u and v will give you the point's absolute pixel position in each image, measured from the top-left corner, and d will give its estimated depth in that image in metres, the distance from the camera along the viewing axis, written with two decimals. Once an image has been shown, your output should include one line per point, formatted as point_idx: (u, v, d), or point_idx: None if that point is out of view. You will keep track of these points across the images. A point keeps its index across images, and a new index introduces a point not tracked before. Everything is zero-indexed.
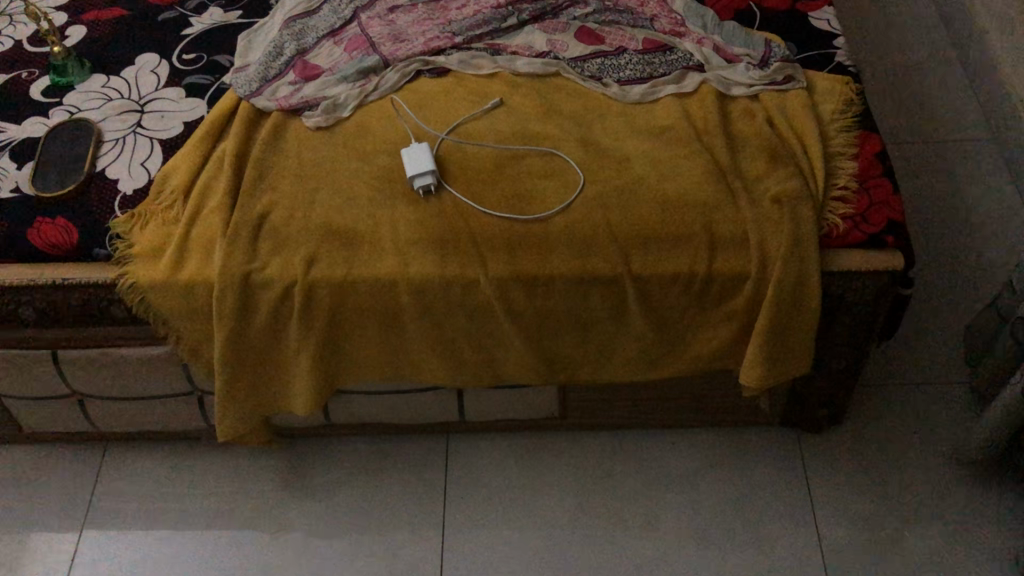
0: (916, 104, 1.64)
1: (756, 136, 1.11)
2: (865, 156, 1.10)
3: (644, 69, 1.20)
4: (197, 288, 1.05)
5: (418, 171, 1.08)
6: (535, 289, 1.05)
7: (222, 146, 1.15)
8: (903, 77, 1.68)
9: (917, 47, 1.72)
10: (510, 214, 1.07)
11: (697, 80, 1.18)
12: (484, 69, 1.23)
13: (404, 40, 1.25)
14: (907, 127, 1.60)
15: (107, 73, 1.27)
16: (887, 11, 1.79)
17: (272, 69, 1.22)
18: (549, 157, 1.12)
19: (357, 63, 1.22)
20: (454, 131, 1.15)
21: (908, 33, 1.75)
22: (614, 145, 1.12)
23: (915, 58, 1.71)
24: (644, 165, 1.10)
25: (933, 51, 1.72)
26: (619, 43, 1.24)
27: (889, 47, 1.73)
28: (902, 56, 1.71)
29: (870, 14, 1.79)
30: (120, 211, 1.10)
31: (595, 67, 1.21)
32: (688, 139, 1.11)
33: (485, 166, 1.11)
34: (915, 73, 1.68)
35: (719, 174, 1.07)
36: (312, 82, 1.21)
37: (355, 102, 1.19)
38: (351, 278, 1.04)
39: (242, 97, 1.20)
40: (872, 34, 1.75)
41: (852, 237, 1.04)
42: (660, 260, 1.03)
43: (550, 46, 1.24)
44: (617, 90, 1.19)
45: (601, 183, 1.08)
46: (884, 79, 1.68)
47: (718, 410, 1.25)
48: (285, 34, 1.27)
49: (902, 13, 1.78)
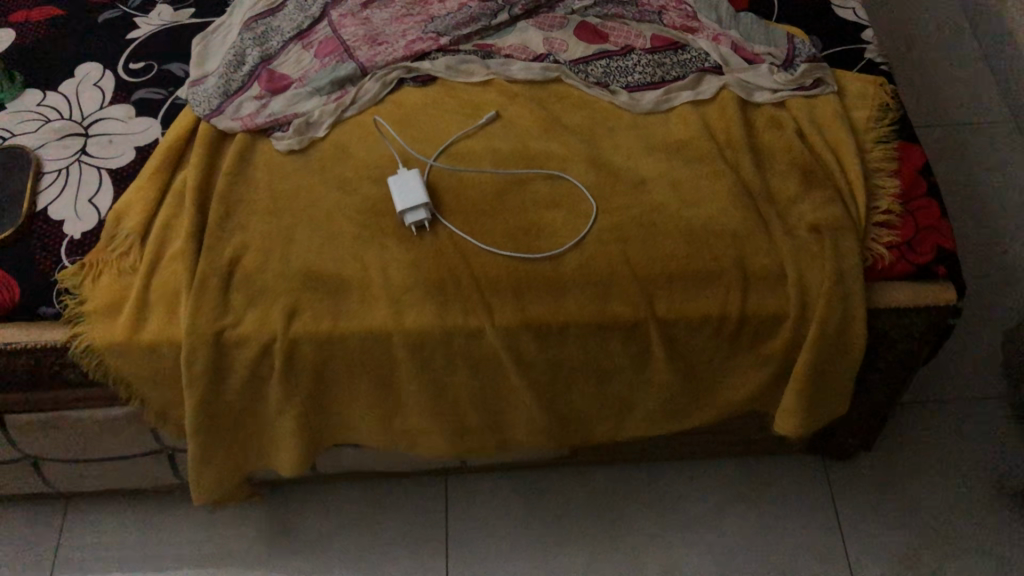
0: (933, 90, 1.54)
1: (787, 151, 1.00)
2: (907, 172, 0.98)
3: (655, 73, 1.07)
4: (162, 349, 0.92)
5: (409, 206, 0.95)
6: (547, 337, 0.93)
7: (182, 175, 1.01)
8: (920, 61, 1.58)
9: (932, 27, 1.62)
10: (516, 251, 0.95)
11: (715, 84, 1.05)
12: (475, 76, 1.08)
13: (383, 43, 1.11)
14: (920, 118, 1.50)
15: (43, 87, 1.11)
16: None
17: (233, 81, 1.07)
18: (556, 181, 1.00)
19: (330, 72, 1.08)
20: (446, 152, 1.02)
21: (915, 13, 1.64)
22: (628, 166, 1.00)
23: (930, 39, 1.61)
24: (663, 190, 0.98)
25: (948, 32, 1.61)
26: (625, 41, 1.11)
27: (895, 29, 1.62)
28: (910, 38, 1.61)
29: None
30: (68, 259, 0.96)
31: (600, 70, 1.08)
32: (711, 158, 1.00)
33: (484, 194, 0.99)
34: (931, 56, 1.58)
35: (748, 199, 0.96)
36: (281, 96, 1.06)
37: (331, 119, 1.05)
38: (339, 332, 0.92)
39: (200, 116, 1.05)
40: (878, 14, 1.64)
41: (899, 268, 0.93)
42: (688, 302, 0.92)
43: (547, 47, 1.11)
44: (627, 98, 1.06)
45: (616, 213, 0.97)
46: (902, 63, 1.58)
47: (741, 443, 1.15)
48: (246, 38, 1.12)
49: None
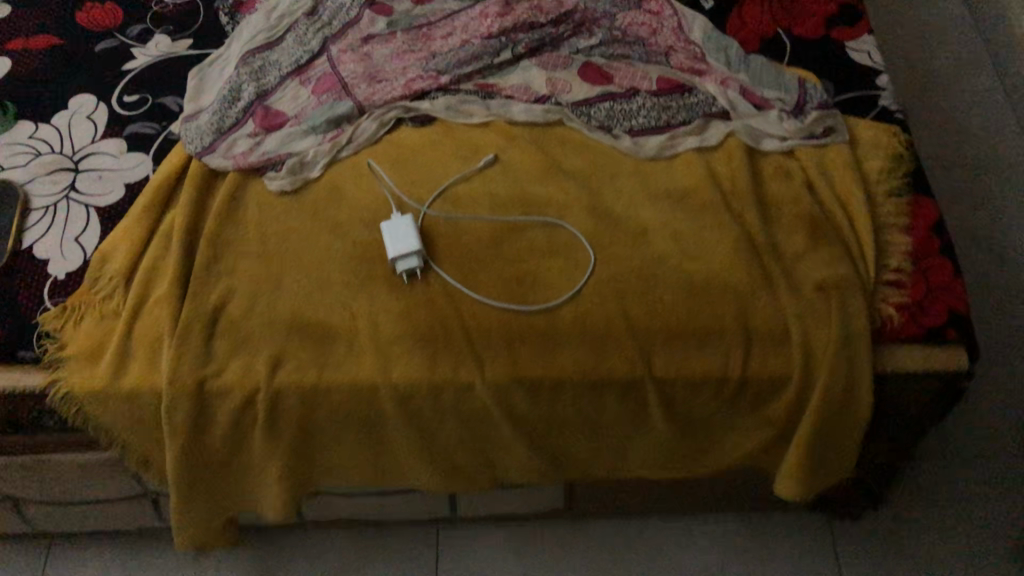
0: (955, 135, 1.50)
1: (795, 203, 0.96)
2: (920, 227, 0.94)
3: (660, 117, 1.04)
4: (142, 397, 0.89)
5: (400, 252, 0.92)
6: (540, 393, 0.89)
7: (171, 216, 0.99)
8: (942, 105, 1.54)
9: (955, 68, 1.58)
10: (510, 302, 0.91)
11: (722, 130, 1.02)
12: (475, 117, 1.05)
13: (382, 80, 1.08)
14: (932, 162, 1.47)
15: (35, 119, 1.09)
16: (928, 28, 1.64)
17: (227, 117, 1.05)
18: (554, 228, 0.96)
19: (326, 110, 1.05)
20: (442, 196, 0.99)
21: (931, 52, 1.61)
22: (629, 214, 0.97)
23: (953, 81, 1.57)
24: (665, 241, 0.94)
25: (971, 74, 1.58)
26: (630, 83, 1.08)
27: (910, 69, 1.59)
28: (932, 80, 1.57)
29: (911, 32, 1.64)
30: (50, 301, 0.93)
31: (604, 113, 1.05)
32: (715, 210, 0.96)
33: (479, 241, 0.95)
34: (953, 100, 1.55)
35: (752, 253, 0.92)
36: (275, 134, 1.04)
37: (326, 159, 1.02)
38: (324, 384, 0.89)
39: (192, 153, 1.02)
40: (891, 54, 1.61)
41: (908, 331, 0.89)
42: (687, 361, 0.88)
43: (550, 87, 1.07)
44: (630, 143, 1.02)
45: (616, 264, 0.93)
46: (924, 108, 1.54)
47: (743, 499, 1.11)
48: (242, 72, 1.09)
49: (924, 28, 1.64)
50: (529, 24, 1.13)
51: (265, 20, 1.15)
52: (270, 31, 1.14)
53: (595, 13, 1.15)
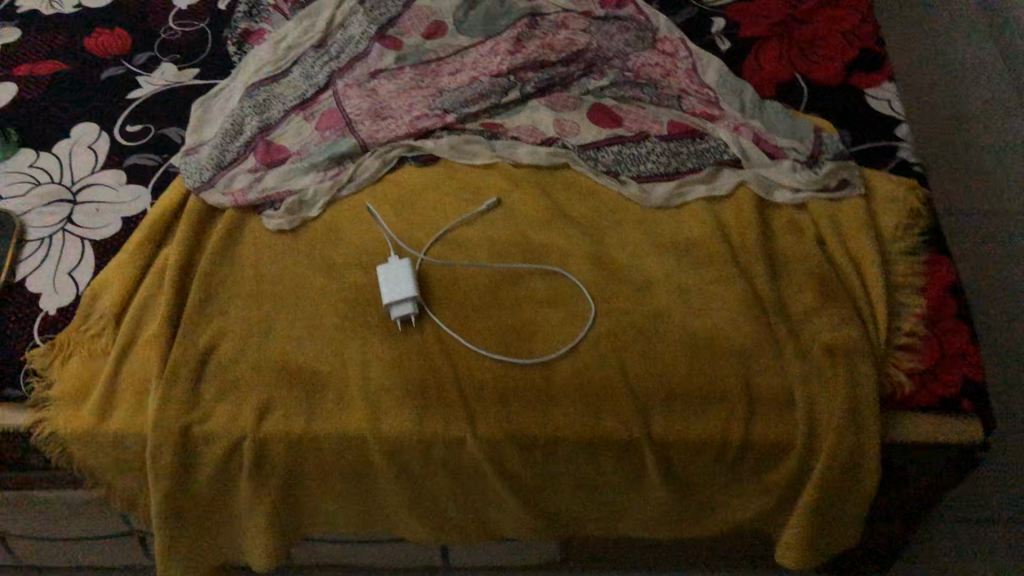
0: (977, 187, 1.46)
1: (805, 259, 0.93)
2: (935, 289, 0.91)
3: (669, 163, 1.01)
4: (127, 440, 0.87)
5: (396, 297, 0.89)
6: (533, 451, 0.86)
7: (166, 252, 0.97)
8: (965, 155, 1.50)
9: (980, 121, 1.55)
10: (505, 354, 0.88)
11: (732, 180, 0.99)
12: (479, 157, 1.03)
13: (386, 117, 1.06)
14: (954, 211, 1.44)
15: (36, 147, 1.08)
16: (955, 81, 1.61)
17: (227, 152, 1.03)
18: (554, 277, 0.93)
19: (328, 147, 1.03)
20: (442, 239, 0.97)
21: (955, 101, 1.58)
22: (634, 265, 0.94)
23: (977, 134, 1.53)
24: (669, 294, 0.91)
25: (996, 128, 1.54)
26: (640, 126, 1.05)
27: (933, 118, 1.56)
28: (955, 129, 1.54)
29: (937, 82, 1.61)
30: (39, 337, 0.92)
31: (611, 158, 1.02)
32: (723, 263, 0.93)
33: (477, 288, 0.92)
34: (977, 151, 1.51)
35: (759, 311, 0.89)
36: (276, 170, 1.02)
37: (325, 198, 1.00)
38: (311, 434, 0.86)
39: (191, 188, 1.01)
40: (914, 103, 1.58)
41: (919, 399, 0.85)
42: (686, 424, 0.85)
43: (558, 129, 1.05)
44: (637, 189, 0.99)
45: (616, 317, 0.90)
46: (946, 156, 1.50)
47: (745, 559, 1.07)
48: (246, 106, 1.08)
49: (948, 77, 1.61)
50: (539, 63, 1.11)
51: (272, 53, 1.14)
52: (276, 64, 1.13)
53: (608, 52, 1.13)
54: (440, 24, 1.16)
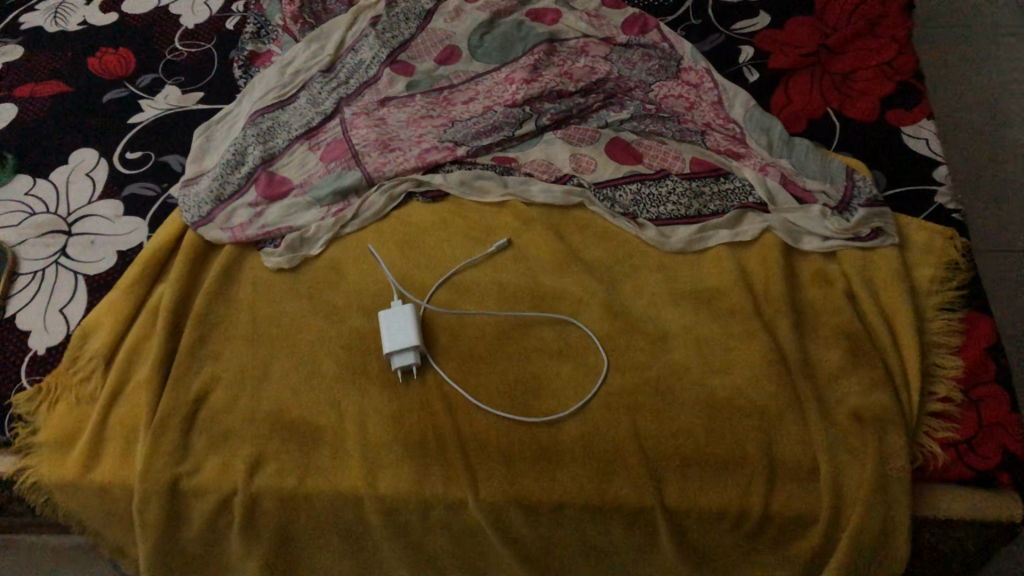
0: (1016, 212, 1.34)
1: (833, 314, 0.87)
2: (973, 349, 0.84)
3: (691, 205, 0.96)
4: (112, 493, 0.83)
5: (397, 347, 0.85)
6: (538, 517, 0.81)
7: (160, 290, 0.93)
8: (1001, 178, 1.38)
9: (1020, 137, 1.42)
10: (510, 411, 0.83)
11: (757, 226, 0.93)
12: (490, 194, 0.98)
13: (393, 149, 1.02)
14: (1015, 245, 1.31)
15: (34, 174, 1.04)
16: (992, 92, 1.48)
17: (228, 185, 0.99)
18: (564, 327, 0.88)
19: (334, 180, 0.99)
20: (448, 282, 0.92)
21: (991, 116, 1.45)
22: (650, 315, 0.88)
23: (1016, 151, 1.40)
24: (686, 349, 0.86)
25: None
26: (661, 164, 1.00)
27: (968, 134, 1.43)
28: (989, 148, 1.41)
29: (971, 95, 1.48)
30: (27, 378, 0.88)
31: (629, 198, 0.97)
32: (745, 315, 0.87)
33: (483, 338, 0.88)
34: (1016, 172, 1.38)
35: (782, 369, 0.84)
36: (278, 205, 0.98)
37: (328, 235, 0.95)
38: (305, 491, 0.81)
39: (189, 223, 0.96)
40: (965, 114, 1.46)
41: (953, 472, 0.79)
42: (703, 493, 0.79)
43: (574, 165, 1.00)
44: (656, 233, 0.94)
45: (629, 373, 0.85)
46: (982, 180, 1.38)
47: None
48: (249, 134, 1.03)
49: (989, 87, 1.49)
50: (556, 92, 1.06)
51: (279, 77, 1.10)
52: (283, 89, 1.08)
53: (629, 82, 1.08)
54: (455, 50, 1.12)
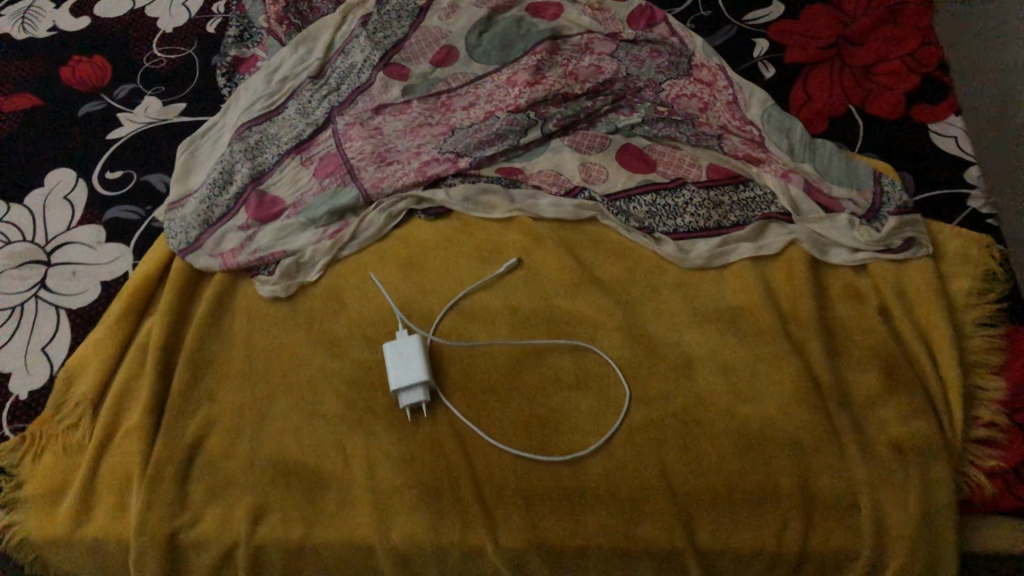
0: None
1: (867, 334, 0.82)
2: (1017, 368, 0.79)
3: (710, 217, 0.90)
4: (106, 549, 0.77)
5: (406, 383, 0.79)
6: (562, 563, 0.76)
7: (149, 324, 0.87)
8: None
9: None
10: (528, 449, 0.78)
11: (782, 239, 0.88)
12: (496, 211, 0.92)
13: (391, 162, 0.95)
14: None
15: (8, 199, 0.98)
16: None
17: (216, 207, 0.93)
18: (581, 354, 0.83)
19: (329, 199, 0.93)
20: (456, 307, 0.86)
21: None
22: (672, 339, 0.83)
23: None
24: (712, 375, 0.81)
25: None
26: (676, 172, 0.94)
27: None
28: None
29: None
30: (9, 427, 0.83)
31: (644, 210, 0.91)
32: (773, 337, 0.82)
33: (496, 370, 0.82)
34: None
35: (815, 396, 0.79)
36: (270, 227, 0.92)
37: (325, 259, 0.90)
38: (313, 542, 0.76)
39: (176, 250, 0.90)
40: None
41: (1001, 505, 0.74)
42: (736, 533, 0.75)
43: (584, 175, 0.94)
44: (674, 248, 0.88)
45: (653, 404, 0.80)
46: None
47: None
48: (236, 149, 0.97)
49: None
50: (562, 95, 1.00)
51: (265, 85, 1.03)
52: (269, 98, 1.02)
53: (638, 81, 1.02)
54: (452, 50, 1.05)
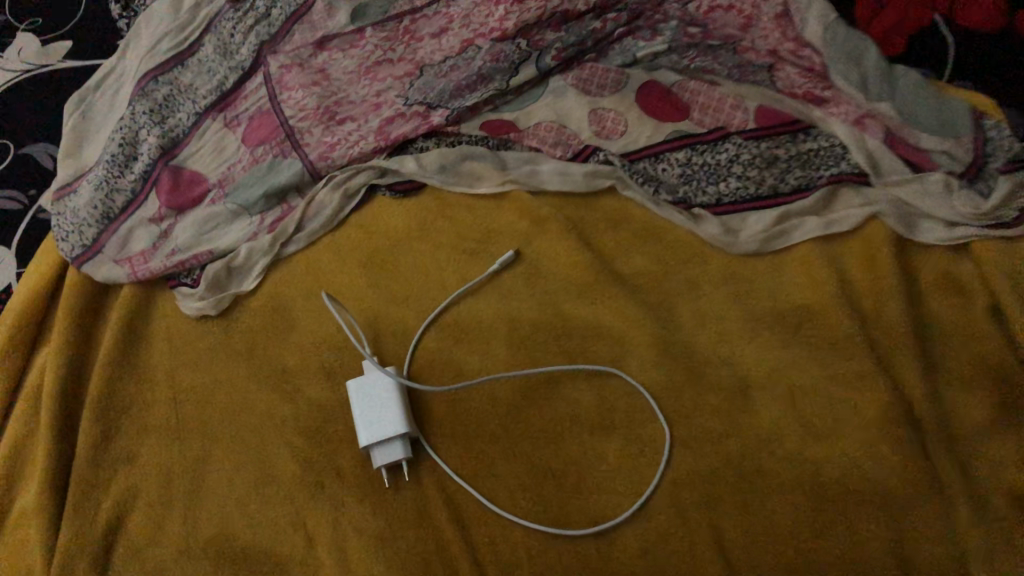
0: None
1: (972, 340, 0.63)
2: None
3: (763, 180, 0.69)
4: None
5: (379, 437, 0.60)
6: None
7: (43, 360, 0.68)
8: None
9: None
10: (541, 518, 0.60)
11: (859, 211, 0.67)
12: (484, 181, 0.71)
13: (345, 121, 0.74)
14: None
15: None
16: None
17: (117, 192, 0.72)
18: (603, 382, 0.64)
19: (264, 175, 0.71)
20: (437, 322, 0.67)
21: None
22: (720, 356, 0.64)
23: None
24: (776, 407, 0.62)
25: None
26: (717, 117, 0.73)
27: None
28: None
29: None
30: None
31: (675, 174, 0.71)
32: (852, 350, 0.63)
33: (497, 410, 0.64)
34: None
35: (911, 433, 0.60)
36: (190, 216, 0.71)
37: (264, 261, 0.69)
38: None
39: (69, 257, 0.70)
40: None
41: None
42: None
43: (597, 129, 0.73)
44: (720, 227, 0.68)
45: (701, 451, 0.61)
46: None
47: None
48: (140, 110, 0.75)
49: None
50: (562, 14, 0.76)
51: (173, 15, 0.81)
52: (179, 33, 0.79)
53: None
54: None
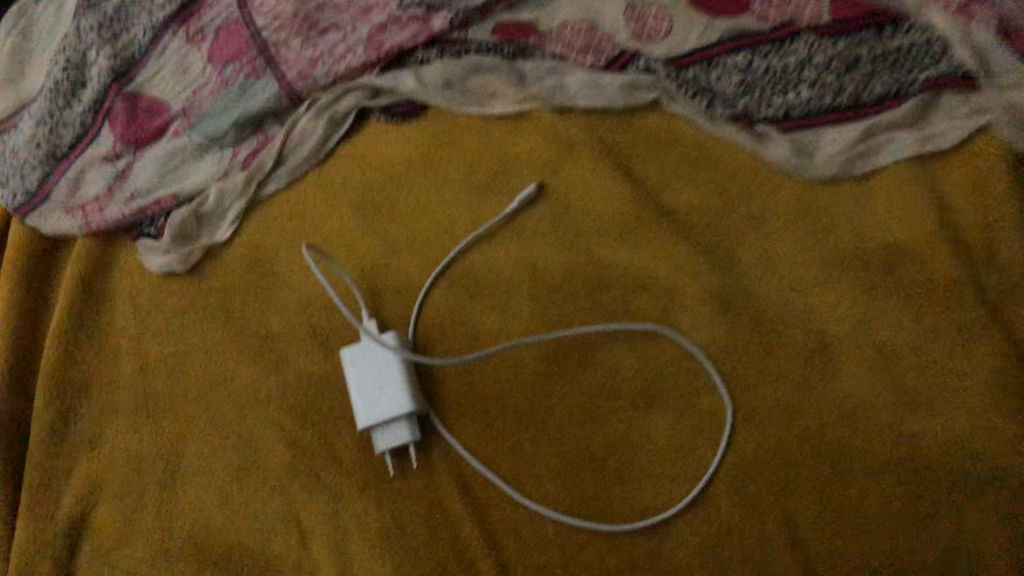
0: None
1: None
2: None
3: (840, 88, 0.56)
4: None
5: (381, 419, 0.50)
6: None
7: None
8: None
9: None
10: (577, 509, 0.50)
11: (964, 124, 0.54)
12: (500, 101, 0.58)
13: (330, 31, 0.61)
14: None
15: None
16: None
17: (64, 128, 0.63)
18: (648, 343, 0.52)
19: (234, 101, 0.60)
20: (447, 274, 0.55)
21: None
22: (792, 309, 0.52)
23: None
24: (864, 371, 0.50)
25: None
26: (783, 10, 0.58)
27: None
28: None
29: None
30: None
31: (732, 82, 0.57)
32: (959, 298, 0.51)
33: (522, 380, 0.53)
34: None
35: None
36: (151, 153, 0.61)
37: (241, 203, 0.59)
38: None
39: (13, 207, 0.62)
40: None
41: None
42: None
43: (635, 28, 0.59)
44: (791, 147, 0.55)
45: (771, 428, 0.50)
46: None
47: None
48: (87, 24, 0.63)
49: None
50: None
51: None
52: None
53: None
54: None
